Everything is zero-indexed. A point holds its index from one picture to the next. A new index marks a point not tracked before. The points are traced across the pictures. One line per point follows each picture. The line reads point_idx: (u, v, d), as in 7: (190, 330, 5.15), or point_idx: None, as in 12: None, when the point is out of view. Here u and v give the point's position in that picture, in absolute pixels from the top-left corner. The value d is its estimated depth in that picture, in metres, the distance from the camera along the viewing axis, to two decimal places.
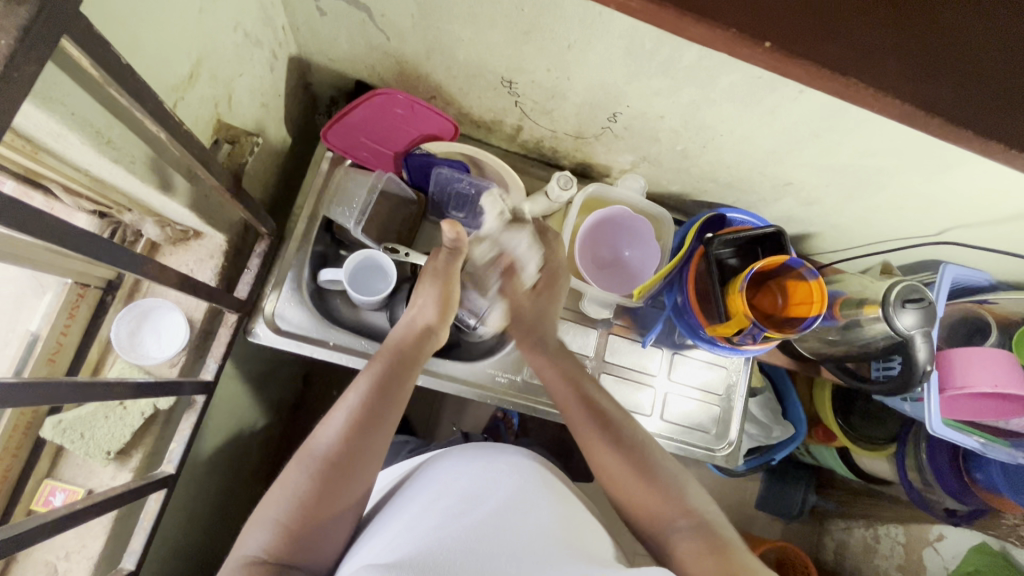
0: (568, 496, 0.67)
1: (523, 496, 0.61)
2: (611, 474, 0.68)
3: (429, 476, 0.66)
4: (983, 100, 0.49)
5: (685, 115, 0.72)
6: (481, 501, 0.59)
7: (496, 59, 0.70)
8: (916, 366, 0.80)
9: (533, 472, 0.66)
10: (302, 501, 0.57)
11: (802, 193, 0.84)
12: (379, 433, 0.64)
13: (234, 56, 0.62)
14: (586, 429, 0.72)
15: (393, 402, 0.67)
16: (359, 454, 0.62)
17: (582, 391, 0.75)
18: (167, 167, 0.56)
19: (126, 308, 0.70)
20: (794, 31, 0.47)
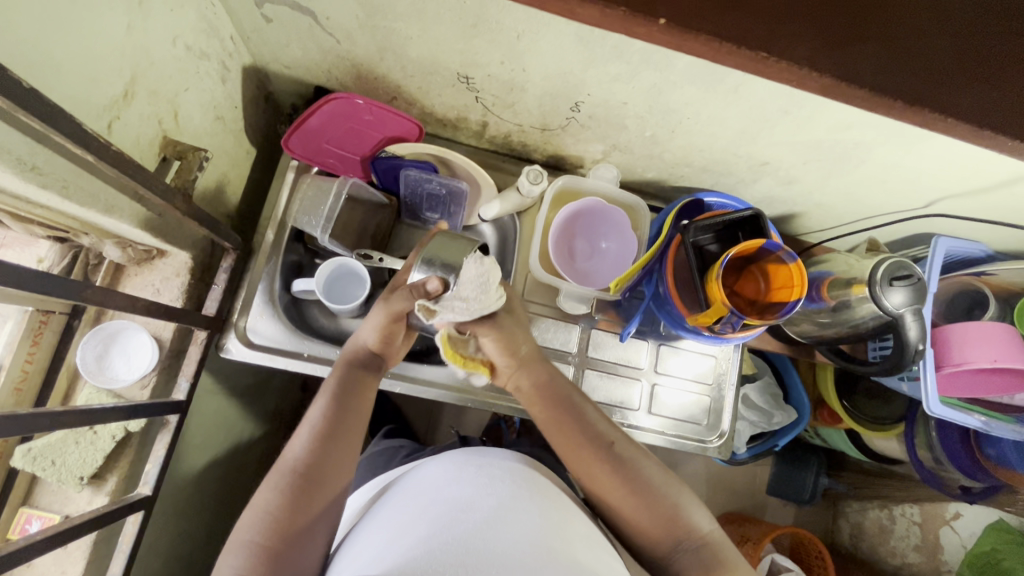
0: (559, 496, 0.66)
1: (515, 500, 0.59)
2: (614, 497, 0.66)
3: (413, 482, 0.65)
4: (936, 65, 0.47)
5: (648, 100, 0.69)
6: (475, 503, 0.58)
7: (447, 54, 0.68)
8: (908, 345, 0.76)
9: (522, 480, 0.64)
10: (274, 520, 0.58)
11: (780, 172, 0.80)
12: (348, 445, 0.66)
13: (176, 71, 0.61)
14: (579, 453, 0.69)
15: (357, 410, 0.69)
16: (332, 468, 0.63)
17: (574, 417, 0.71)
18: (109, 189, 0.55)
19: (92, 331, 0.70)
20: (729, 17, 0.45)
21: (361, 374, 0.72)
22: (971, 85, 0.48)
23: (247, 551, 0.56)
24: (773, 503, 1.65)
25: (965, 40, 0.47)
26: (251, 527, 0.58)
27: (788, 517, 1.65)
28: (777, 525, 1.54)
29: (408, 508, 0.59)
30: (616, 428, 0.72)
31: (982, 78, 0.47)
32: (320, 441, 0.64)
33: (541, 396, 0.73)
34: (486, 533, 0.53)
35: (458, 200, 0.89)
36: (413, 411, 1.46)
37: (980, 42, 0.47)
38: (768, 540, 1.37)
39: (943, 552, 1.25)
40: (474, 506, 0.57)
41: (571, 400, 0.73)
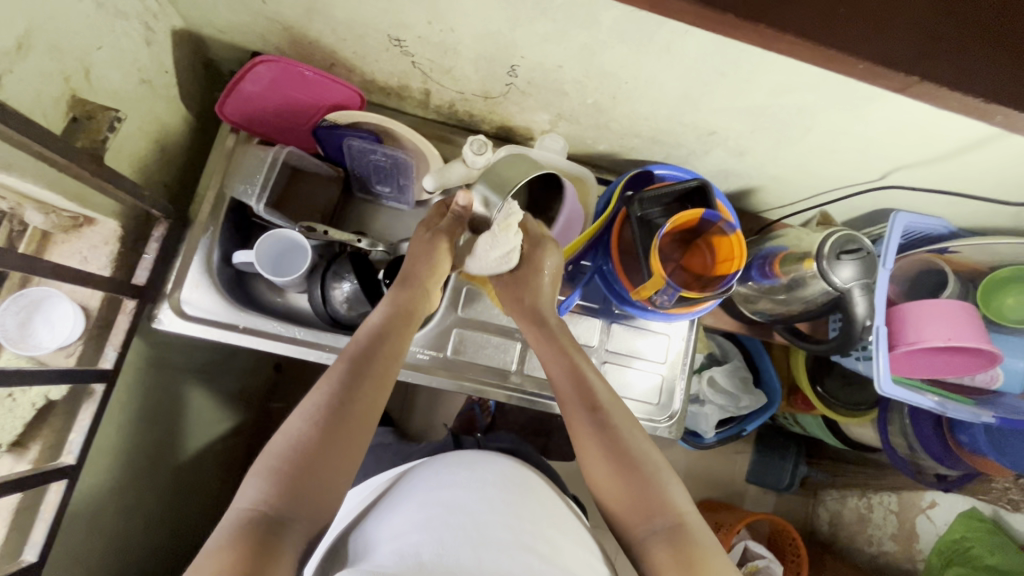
0: (548, 496, 0.67)
1: (508, 506, 0.60)
2: (595, 470, 0.65)
3: (409, 483, 0.66)
4: None
5: (583, 63, 0.67)
6: (465, 506, 0.58)
7: (374, 14, 0.66)
8: (856, 321, 0.75)
9: (518, 483, 0.65)
10: (303, 446, 0.57)
11: (730, 142, 0.78)
12: (379, 385, 0.64)
13: (85, 27, 0.59)
14: (573, 411, 0.68)
15: (388, 355, 0.67)
16: (363, 404, 0.62)
17: (578, 377, 0.70)
18: (6, 145, 0.53)
19: (12, 297, 0.67)
20: None
21: (398, 320, 0.71)
22: None
23: (269, 478, 0.55)
24: (750, 490, 1.63)
25: None
26: (278, 450, 0.57)
27: (767, 505, 1.63)
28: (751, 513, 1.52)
29: (410, 510, 0.59)
30: (609, 391, 0.70)
31: None
32: (348, 383, 0.62)
33: (552, 348, 0.73)
34: (481, 538, 0.54)
35: (405, 173, 0.86)
36: None
37: None
38: (738, 526, 1.35)
39: (919, 540, 1.23)
40: (462, 511, 0.57)
41: (568, 351, 0.73)
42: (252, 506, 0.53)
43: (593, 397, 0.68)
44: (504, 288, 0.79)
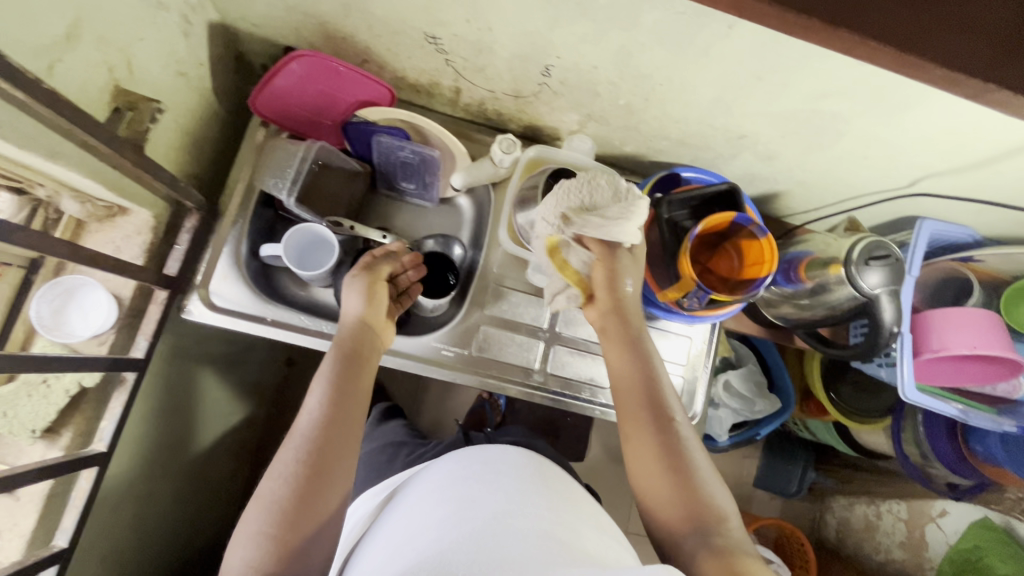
0: (572, 491, 0.67)
1: (521, 494, 0.60)
2: (642, 460, 0.66)
3: (433, 477, 0.67)
4: None
5: (618, 64, 0.67)
6: (491, 501, 0.58)
7: (412, 11, 0.66)
8: (883, 328, 0.74)
9: (534, 476, 0.66)
10: (284, 505, 0.57)
11: (759, 147, 0.78)
12: (348, 427, 0.64)
13: (129, 18, 0.60)
14: (629, 411, 0.69)
15: (354, 400, 0.66)
16: (333, 451, 0.61)
17: (642, 378, 0.70)
18: (52, 134, 0.54)
19: (49, 285, 0.69)
20: None
21: (354, 361, 0.70)
22: None
23: (256, 541, 0.56)
24: (757, 494, 1.63)
25: None
26: (258, 518, 0.57)
27: (774, 510, 1.63)
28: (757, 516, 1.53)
29: (434, 510, 0.58)
30: (674, 394, 0.70)
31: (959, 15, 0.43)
32: (313, 441, 0.61)
33: (626, 342, 0.72)
34: (499, 532, 0.53)
35: (431, 169, 0.88)
36: (396, 389, 1.46)
37: None
38: None
39: (928, 548, 1.22)
40: (488, 504, 0.58)
41: (640, 349, 0.71)
42: (243, 573, 0.54)
43: (653, 387, 0.69)
44: (601, 258, 0.73)
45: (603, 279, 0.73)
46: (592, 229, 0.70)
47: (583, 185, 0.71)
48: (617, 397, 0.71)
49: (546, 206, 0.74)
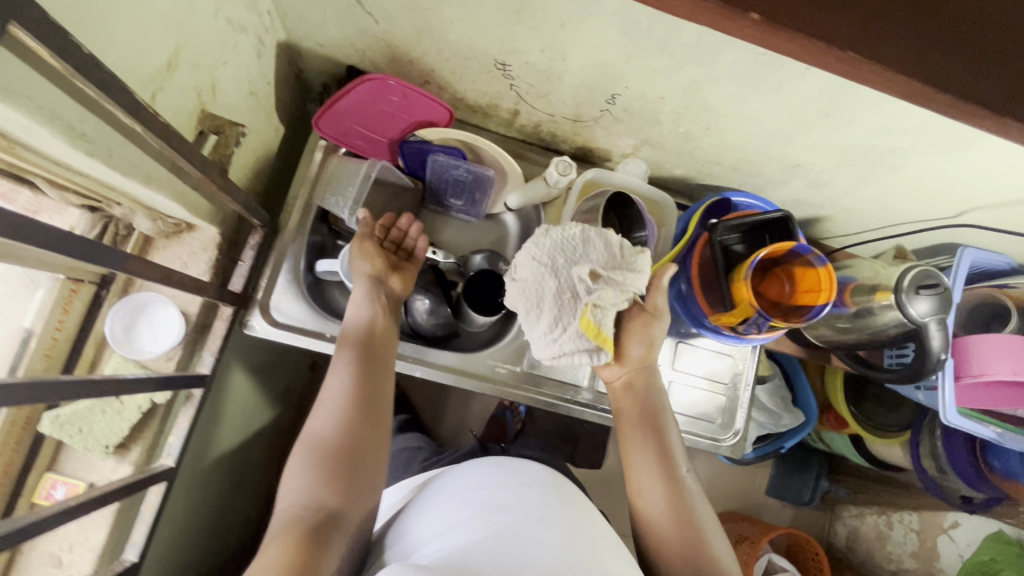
0: (586, 503, 0.64)
1: (545, 506, 0.58)
2: (643, 483, 0.72)
3: (461, 476, 0.66)
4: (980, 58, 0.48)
5: (686, 96, 0.69)
6: (519, 507, 0.57)
7: (487, 40, 0.67)
8: (930, 354, 0.76)
9: (555, 486, 0.63)
10: (330, 441, 0.64)
11: (811, 175, 0.80)
12: (379, 371, 0.71)
13: (217, 44, 0.60)
14: (636, 460, 0.74)
15: (380, 349, 0.74)
16: (368, 392, 0.68)
17: (652, 430, 0.75)
18: (149, 159, 0.54)
19: (120, 302, 0.70)
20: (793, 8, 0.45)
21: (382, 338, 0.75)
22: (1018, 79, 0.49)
23: (307, 471, 0.62)
24: (770, 503, 1.66)
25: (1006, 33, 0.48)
26: (307, 455, 0.63)
27: (785, 518, 1.66)
28: (773, 525, 1.56)
29: (450, 515, 0.58)
30: (683, 447, 0.76)
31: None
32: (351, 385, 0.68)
33: (641, 405, 0.77)
34: (521, 537, 0.52)
35: (483, 188, 0.88)
36: (420, 395, 1.47)
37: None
38: (765, 539, 1.38)
39: (940, 561, 1.26)
40: (513, 509, 0.56)
41: (652, 407, 0.77)
42: (298, 500, 0.60)
43: (656, 421, 0.76)
44: (631, 328, 0.77)
45: (646, 341, 0.77)
46: (617, 279, 0.69)
47: (577, 249, 0.69)
48: (624, 446, 0.76)
49: (541, 284, 0.69)
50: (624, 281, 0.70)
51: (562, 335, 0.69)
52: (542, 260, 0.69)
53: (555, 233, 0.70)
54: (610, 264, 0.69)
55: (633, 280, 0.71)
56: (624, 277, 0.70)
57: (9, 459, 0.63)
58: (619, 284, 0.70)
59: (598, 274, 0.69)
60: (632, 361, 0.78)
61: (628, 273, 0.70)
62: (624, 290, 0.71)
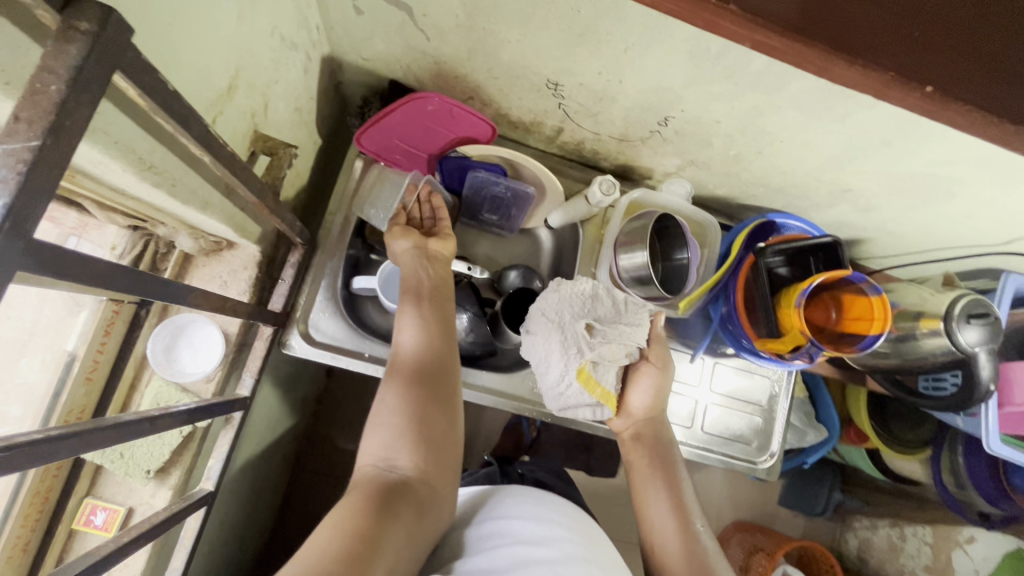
0: (606, 542, 0.66)
1: (570, 544, 0.60)
2: (656, 530, 0.73)
3: (484, 509, 0.67)
4: None
5: (743, 121, 0.67)
6: (554, 542, 0.60)
7: (543, 60, 0.66)
8: (980, 383, 0.76)
9: (579, 523, 0.65)
10: (398, 402, 0.64)
11: (860, 200, 0.79)
12: (442, 334, 0.71)
13: (271, 63, 0.59)
14: (648, 511, 0.74)
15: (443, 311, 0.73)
16: (433, 354, 0.69)
17: (665, 479, 0.75)
18: (206, 185, 0.53)
19: (162, 323, 0.68)
20: (874, 44, 0.45)
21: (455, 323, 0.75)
22: None
23: (380, 432, 0.63)
24: (784, 514, 1.66)
25: None
26: (379, 415, 0.64)
27: (797, 529, 1.66)
28: (788, 537, 1.56)
29: (479, 543, 0.61)
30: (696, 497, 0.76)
31: None
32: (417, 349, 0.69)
33: (650, 453, 0.77)
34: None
35: (522, 204, 0.87)
36: None
37: None
38: (784, 553, 1.38)
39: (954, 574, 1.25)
40: (544, 542, 0.59)
41: (664, 455, 0.77)
42: (375, 458, 0.61)
43: (667, 469, 0.76)
44: (635, 381, 0.79)
45: (651, 391, 0.78)
46: (618, 336, 0.75)
47: (583, 306, 0.75)
48: (637, 496, 0.77)
49: (549, 341, 0.73)
50: (622, 337, 0.76)
51: (569, 389, 0.74)
52: (551, 317, 0.74)
53: (564, 289, 0.75)
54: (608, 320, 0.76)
55: (632, 337, 0.77)
56: (623, 334, 0.76)
57: (49, 484, 0.62)
58: (617, 338, 0.75)
59: (600, 332, 0.75)
60: (640, 411, 0.79)
61: (627, 329, 0.76)
62: (624, 345, 0.76)
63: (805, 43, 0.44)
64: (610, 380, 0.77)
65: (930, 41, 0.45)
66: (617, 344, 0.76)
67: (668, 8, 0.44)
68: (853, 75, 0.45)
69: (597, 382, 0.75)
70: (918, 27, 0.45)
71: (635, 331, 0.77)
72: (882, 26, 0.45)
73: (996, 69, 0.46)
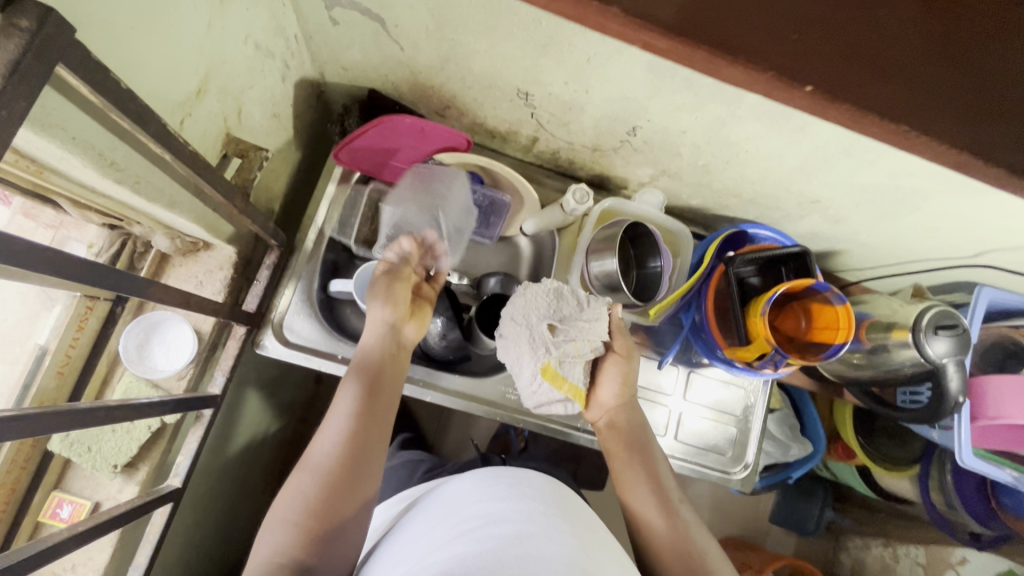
0: (592, 518, 0.61)
1: (546, 518, 0.54)
2: (643, 515, 0.71)
3: (454, 494, 0.62)
4: (955, 110, 0.47)
5: (709, 132, 0.69)
6: (516, 518, 0.53)
7: (512, 71, 0.68)
8: (948, 395, 0.76)
9: (556, 498, 0.60)
10: (313, 497, 0.60)
11: (829, 212, 0.80)
12: (376, 427, 0.67)
13: (245, 69, 0.61)
14: (632, 488, 0.73)
15: (382, 403, 0.69)
16: (362, 449, 0.64)
17: (646, 457, 0.75)
18: (174, 184, 0.55)
19: (135, 320, 0.70)
20: (762, 47, 0.44)
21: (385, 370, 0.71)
22: (1001, 133, 0.47)
23: (285, 528, 0.59)
24: (775, 531, 1.63)
25: (977, 84, 0.47)
26: (289, 508, 0.60)
27: (788, 547, 1.63)
28: (777, 555, 1.53)
29: (448, 524, 0.55)
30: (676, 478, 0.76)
31: (1008, 129, 0.47)
32: (346, 441, 0.64)
33: (625, 438, 0.77)
34: (522, 544, 0.49)
35: (499, 213, 0.89)
36: (425, 412, 1.46)
37: (995, 91, 0.47)
38: (771, 570, 1.36)
39: None
40: (516, 516, 0.54)
41: (642, 434, 0.78)
42: (272, 558, 0.56)
43: (645, 449, 0.76)
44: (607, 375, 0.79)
45: (618, 380, 0.78)
46: (580, 334, 0.75)
47: (551, 305, 0.75)
48: (617, 476, 0.76)
49: (518, 343, 0.75)
50: (585, 334, 0.75)
51: (540, 388, 0.76)
52: (519, 321, 0.74)
53: (529, 291, 0.75)
54: (574, 316, 0.76)
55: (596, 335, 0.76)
56: (587, 331, 0.75)
57: (17, 478, 0.63)
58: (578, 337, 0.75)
59: (563, 331, 0.75)
60: (609, 400, 0.79)
61: (591, 326, 0.76)
62: (589, 343, 0.76)
63: (688, 44, 0.43)
64: (578, 375, 0.77)
65: (806, 45, 0.45)
66: (582, 341, 0.76)
67: (556, 8, 0.43)
68: (738, 73, 0.44)
69: (564, 379, 0.76)
70: (796, 33, 0.45)
71: (599, 329, 0.76)
72: (762, 27, 0.45)
73: (877, 74, 0.46)
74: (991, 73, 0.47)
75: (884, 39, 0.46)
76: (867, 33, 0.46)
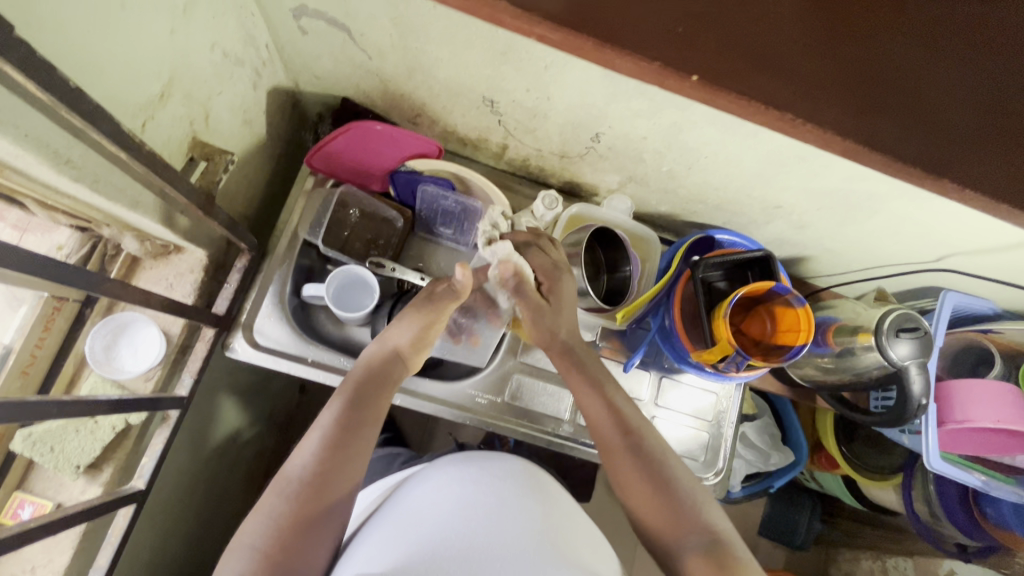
0: (559, 493, 0.61)
1: (516, 500, 0.55)
2: (620, 463, 0.69)
3: (427, 475, 0.61)
4: (837, 95, 0.51)
5: (668, 137, 0.70)
6: (480, 502, 0.53)
7: (475, 79, 0.70)
8: (911, 399, 0.77)
9: (526, 475, 0.60)
10: (282, 519, 0.58)
11: (793, 217, 0.81)
12: (355, 449, 0.65)
13: (211, 75, 0.63)
14: (604, 434, 0.71)
15: (365, 425, 0.67)
16: (337, 472, 0.62)
17: (608, 398, 0.73)
18: (136, 185, 0.56)
19: (103, 322, 0.71)
20: (656, 43, 0.49)
21: (373, 390, 0.70)
22: (883, 121, 0.51)
23: (250, 552, 0.56)
24: (764, 545, 1.61)
25: (854, 68, 0.51)
26: (257, 530, 0.58)
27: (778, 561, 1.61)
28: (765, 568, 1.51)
29: (417, 510, 0.54)
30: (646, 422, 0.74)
31: (891, 116, 0.51)
32: (322, 460, 0.62)
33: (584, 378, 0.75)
34: (492, 537, 0.49)
35: (472, 219, 0.89)
36: (409, 422, 1.45)
37: (870, 76, 0.51)
38: None
39: None
40: (485, 499, 0.54)
41: (597, 375, 0.75)
42: None
43: (604, 390, 0.74)
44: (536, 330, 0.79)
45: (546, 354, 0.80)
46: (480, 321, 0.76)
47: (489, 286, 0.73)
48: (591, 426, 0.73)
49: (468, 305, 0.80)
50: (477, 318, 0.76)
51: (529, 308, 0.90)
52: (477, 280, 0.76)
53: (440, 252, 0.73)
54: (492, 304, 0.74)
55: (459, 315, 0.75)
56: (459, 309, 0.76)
57: None
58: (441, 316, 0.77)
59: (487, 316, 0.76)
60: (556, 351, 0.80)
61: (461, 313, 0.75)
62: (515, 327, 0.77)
63: (588, 38, 0.48)
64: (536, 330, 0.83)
65: (695, 36, 0.50)
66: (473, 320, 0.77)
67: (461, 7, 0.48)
68: (630, 65, 0.49)
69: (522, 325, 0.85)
70: (682, 25, 0.50)
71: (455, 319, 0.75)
72: (655, 22, 0.50)
73: (761, 64, 0.50)
74: (868, 60, 0.52)
75: (767, 27, 0.51)
76: (758, 30, 0.51)
